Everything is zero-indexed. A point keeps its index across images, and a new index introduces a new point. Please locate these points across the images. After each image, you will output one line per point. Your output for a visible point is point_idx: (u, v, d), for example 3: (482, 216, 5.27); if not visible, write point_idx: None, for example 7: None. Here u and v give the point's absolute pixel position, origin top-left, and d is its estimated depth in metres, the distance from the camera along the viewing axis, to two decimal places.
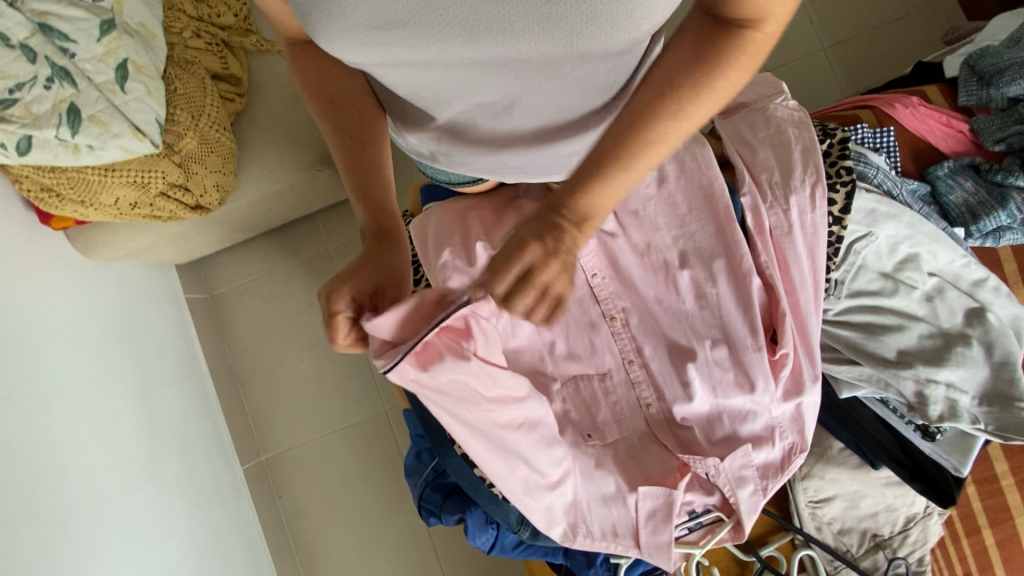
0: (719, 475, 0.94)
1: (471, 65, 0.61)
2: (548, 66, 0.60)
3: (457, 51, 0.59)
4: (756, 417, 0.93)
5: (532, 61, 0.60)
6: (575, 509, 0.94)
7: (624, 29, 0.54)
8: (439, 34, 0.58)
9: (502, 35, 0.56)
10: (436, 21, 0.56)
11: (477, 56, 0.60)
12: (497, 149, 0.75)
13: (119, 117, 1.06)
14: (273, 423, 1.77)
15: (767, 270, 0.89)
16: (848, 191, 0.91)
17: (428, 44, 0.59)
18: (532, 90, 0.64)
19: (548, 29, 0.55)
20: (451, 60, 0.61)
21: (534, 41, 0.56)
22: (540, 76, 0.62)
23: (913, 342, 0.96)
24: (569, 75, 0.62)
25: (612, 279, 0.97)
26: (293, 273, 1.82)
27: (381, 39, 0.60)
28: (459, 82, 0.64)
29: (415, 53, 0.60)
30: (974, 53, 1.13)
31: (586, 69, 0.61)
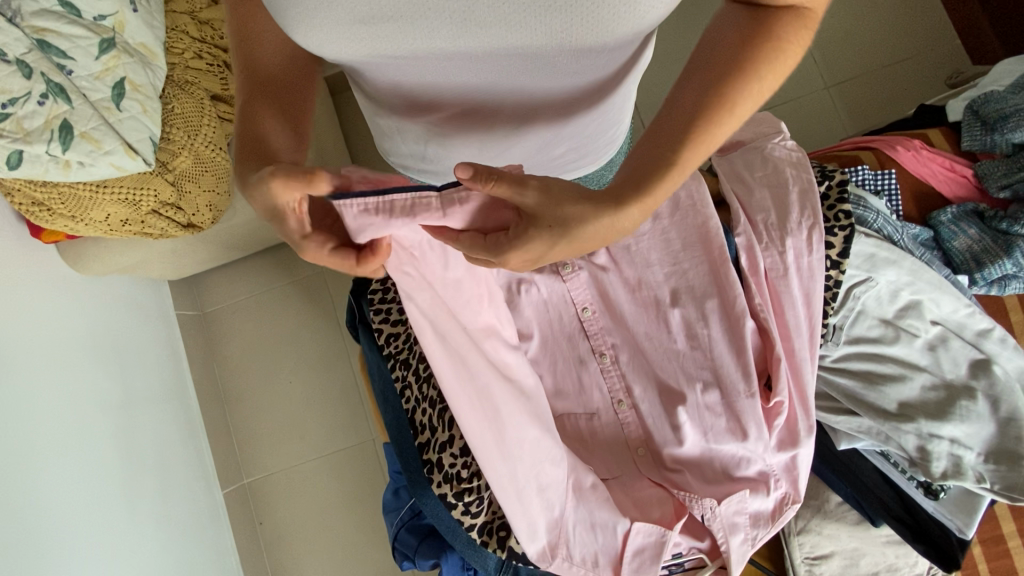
0: (714, 519, 0.88)
1: (465, 58, 0.61)
2: (541, 60, 0.61)
3: (449, 46, 0.59)
4: (749, 464, 0.89)
5: (528, 55, 0.60)
6: (558, 528, 0.87)
7: (623, 21, 0.55)
8: (431, 29, 0.56)
9: (497, 30, 0.56)
10: (426, 16, 0.55)
11: (469, 50, 0.59)
12: (484, 145, 0.75)
13: (112, 135, 1.05)
14: (258, 445, 1.73)
15: (761, 313, 0.86)
16: (846, 235, 0.88)
17: (418, 36, 0.57)
18: (527, 82, 0.65)
19: (545, 23, 0.55)
20: (445, 52, 0.60)
21: (531, 35, 0.57)
22: (535, 69, 0.62)
23: (915, 395, 0.92)
24: (562, 69, 0.63)
25: (603, 314, 0.95)
26: (287, 291, 1.81)
27: (365, 33, 0.58)
28: (450, 72, 0.63)
29: (401, 45, 0.59)
30: (976, 98, 1.10)
31: (580, 62, 0.62)
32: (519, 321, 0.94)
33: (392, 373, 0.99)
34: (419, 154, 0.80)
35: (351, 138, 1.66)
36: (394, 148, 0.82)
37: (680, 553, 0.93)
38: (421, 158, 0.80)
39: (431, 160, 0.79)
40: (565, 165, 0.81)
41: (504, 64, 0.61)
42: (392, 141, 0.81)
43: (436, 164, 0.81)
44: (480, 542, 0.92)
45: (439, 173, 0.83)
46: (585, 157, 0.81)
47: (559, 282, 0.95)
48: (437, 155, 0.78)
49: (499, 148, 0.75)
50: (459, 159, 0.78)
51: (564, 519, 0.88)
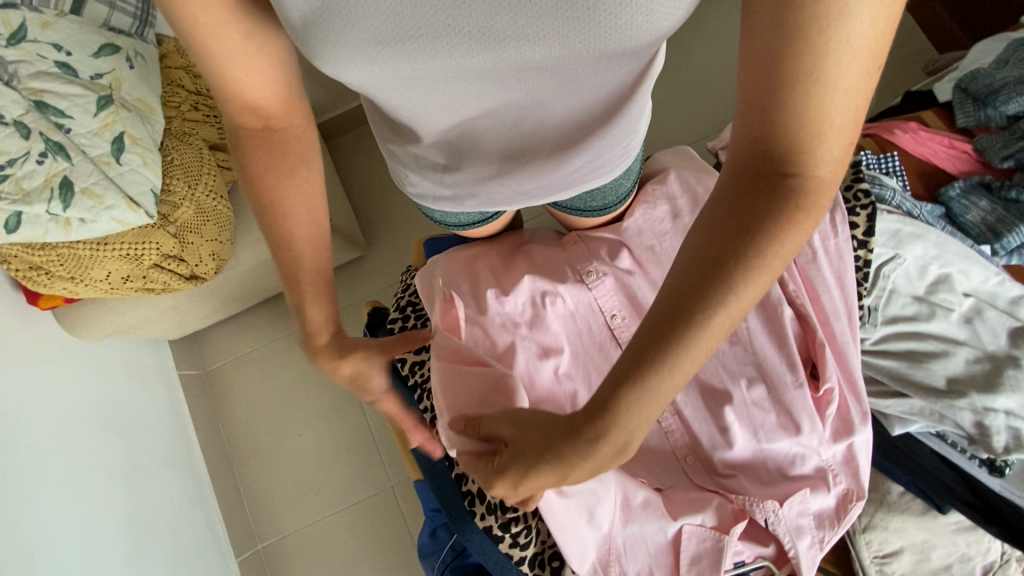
0: (778, 523, 0.83)
1: (486, 76, 0.59)
2: (561, 72, 0.59)
3: (466, 63, 0.56)
4: (805, 460, 0.85)
5: (547, 68, 0.58)
6: (608, 545, 0.82)
7: (642, 32, 0.52)
8: (448, 47, 0.54)
9: (516, 44, 0.54)
10: (443, 31, 0.53)
11: (489, 67, 0.57)
12: (504, 170, 0.76)
13: (113, 189, 1.03)
14: (273, 506, 1.64)
15: (798, 300, 0.85)
16: (869, 213, 0.87)
17: (440, 56, 0.55)
18: (554, 98, 0.64)
19: (564, 34, 0.53)
20: (462, 69, 0.57)
21: (553, 48, 0.55)
22: (558, 84, 0.61)
23: (961, 369, 0.89)
24: (573, 75, 0.60)
25: (634, 319, 0.92)
26: (291, 341, 1.76)
27: (387, 55, 0.56)
28: (467, 92, 0.62)
29: (422, 67, 0.57)
30: (964, 77, 1.13)
31: (590, 67, 0.59)
32: (548, 336, 0.91)
33: (420, 403, 0.95)
34: (435, 179, 0.79)
35: (348, 181, 1.66)
36: (411, 176, 0.81)
37: (743, 563, 0.86)
38: (437, 182, 0.80)
39: (451, 184, 0.79)
40: (584, 176, 0.80)
41: (523, 74, 0.59)
42: (409, 169, 0.81)
43: (454, 190, 0.80)
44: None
45: (456, 197, 0.82)
46: (602, 167, 0.79)
47: (586, 291, 0.93)
48: (455, 179, 0.78)
49: (518, 164, 0.75)
50: (481, 186, 0.78)
51: (613, 534, 0.82)
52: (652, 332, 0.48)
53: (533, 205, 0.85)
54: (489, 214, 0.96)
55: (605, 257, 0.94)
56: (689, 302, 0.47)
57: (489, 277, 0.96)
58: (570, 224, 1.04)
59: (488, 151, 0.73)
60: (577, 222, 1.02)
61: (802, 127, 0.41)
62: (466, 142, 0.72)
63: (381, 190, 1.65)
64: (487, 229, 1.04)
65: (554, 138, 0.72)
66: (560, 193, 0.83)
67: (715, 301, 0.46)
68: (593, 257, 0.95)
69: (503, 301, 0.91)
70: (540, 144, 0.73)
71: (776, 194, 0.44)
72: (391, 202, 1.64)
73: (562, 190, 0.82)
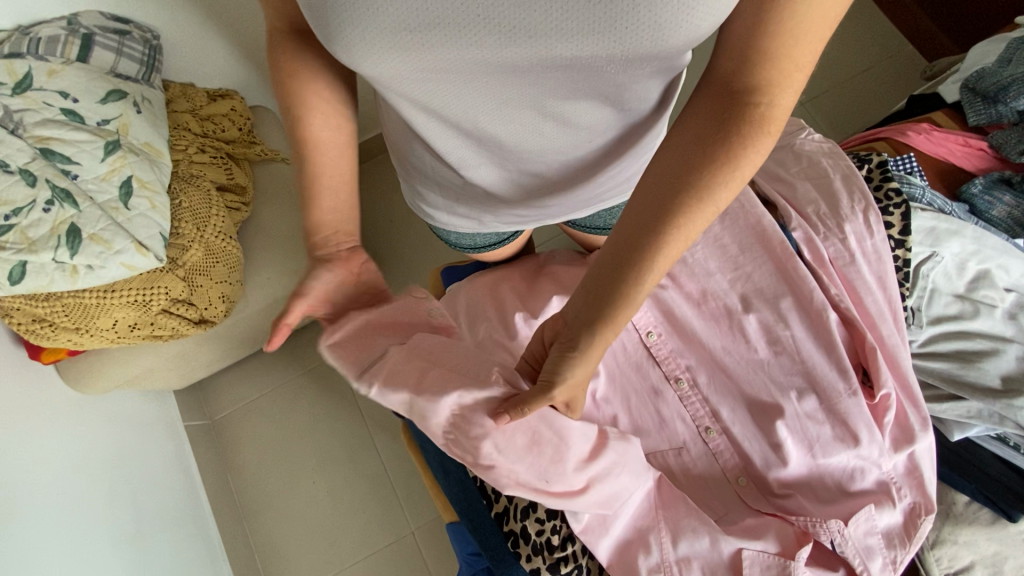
0: (847, 544, 0.76)
1: (513, 75, 0.52)
2: (588, 74, 0.51)
3: (493, 59, 0.50)
4: (865, 474, 0.81)
5: (573, 67, 0.50)
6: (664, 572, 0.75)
7: (679, 35, 0.44)
8: (472, 39, 0.48)
9: (547, 39, 0.47)
10: (471, 23, 0.47)
11: (515, 65, 0.50)
12: (519, 185, 0.71)
13: (122, 233, 1.00)
14: (287, 562, 1.55)
15: (841, 304, 0.81)
16: (903, 212, 0.85)
17: (463, 47, 0.49)
18: (576, 109, 0.57)
19: (595, 28, 0.45)
20: (490, 65, 0.51)
21: (583, 45, 0.47)
22: (581, 94, 0.54)
23: (1014, 367, 0.86)
24: (609, 86, 0.53)
25: (670, 335, 0.88)
26: (299, 385, 1.71)
27: (410, 43, 0.50)
28: (490, 99, 0.56)
29: (444, 59, 0.51)
30: (970, 76, 1.14)
31: (629, 75, 0.51)
32: None
33: None
34: (452, 193, 0.76)
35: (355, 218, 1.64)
36: (428, 190, 0.78)
37: None
38: (452, 197, 0.77)
39: (466, 201, 0.76)
40: (604, 194, 0.75)
41: (554, 78, 0.52)
42: (426, 185, 0.77)
43: (469, 206, 0.77)
44: None
45: (473, 215, 0.79)
46: (626, 185, 0.74)
47: None
48: (470, 191, 0.74)
49: (533, 180, 0.70)
50: (494, 200, 0.75)
51: (668, 562, 0.75)
52: (588, 286, 0.53)
53: (548, 223, 0.80)
54: (505, 237, 0.92)
55: None
56: (658, 212, 0.50)
57: (516, 301, 0.93)
58: (587, 240, 1.02)
59: (505, 168, 0.68)
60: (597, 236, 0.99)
61: (758, 61, 0.44)
62: (485, 158, 0.67)
63: (389, 225, 1.64)
64: (507, 251, 1.00)
65: (577, 159, 0.66)
66: (579, 211, 0.78)
67: (639, 262, 0.50)
68: None
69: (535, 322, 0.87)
70: (557, 163, 0.66)
71: (737, 118, 0.46)
72: (400, 236, 1.62)
73: (578, 208, 0.77)
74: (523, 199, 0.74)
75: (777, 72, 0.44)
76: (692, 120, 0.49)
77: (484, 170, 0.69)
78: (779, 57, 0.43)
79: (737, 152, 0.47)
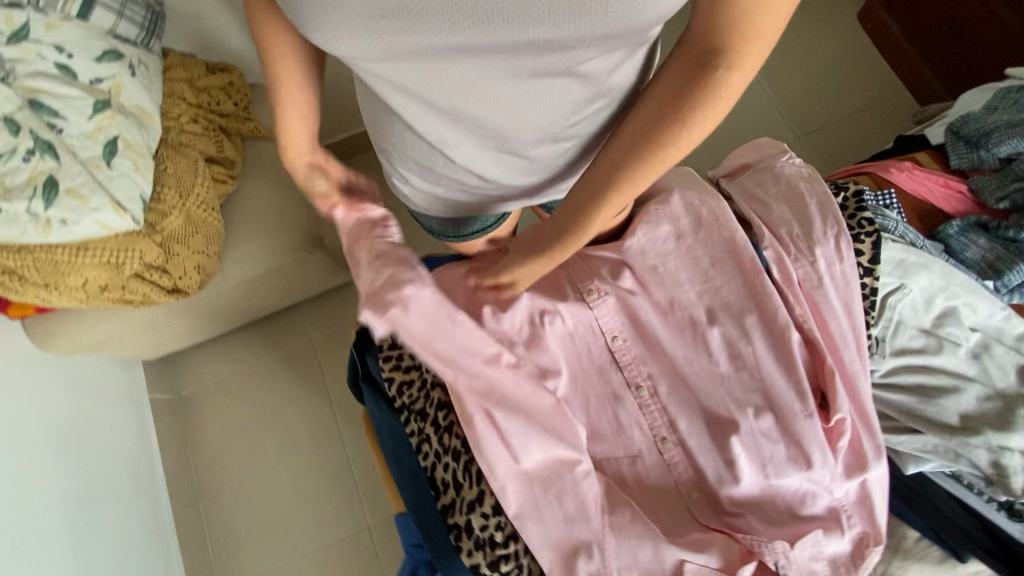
0: (791, 565, 0.77)
1: (488, 56, 0.53)
2: (556, 51, 0.52)
3: (466, 41, 0.51)
4: (817, 498, 0.80)
5: (541, 46, 0.51)
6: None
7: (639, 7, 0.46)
8: (444, 23, 0.49)
9: (515, 21, 0.48)
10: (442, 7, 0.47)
11: (488, 46, 0.51)
12: (500, 166, 0.72)
13: (100, 191, 1.00)
14: (240, 546, 1.53)
15: (805, 325, 0.82)
16: (874, 240, 0.86)
17: (438, 32, 0.50)
18: (547, 89, 0.58)
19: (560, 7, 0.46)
20: (463, 47, 0.52)
21: (550, 24, 0.48)
22: (551, 73, 0.55)
23: (974, 406, 0.86)
24: (575, 63, 0.54)
25: (635, 342, 0.88)
26: (271, 367, 1.69)
27: (386, 28, 0.50)
28: (467, 82, 0.57)
29: (419, 43, 0.51)
30: (955, 121, 1.16)
31: (595, 50, 0.53)
32: (545, 355, 0.87)
33: (406, 427, 0.88)
34: (434, 173, 0.77)
35: None
36: (409, 169, 0.79)
37: None
38: (435, 176, 0.77)
39: (449, 181, 0.77)
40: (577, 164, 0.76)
41: (526, 58, 0.53)
42: (406, 164, 0.78)
43: (450, 184, 0.79)
44: None
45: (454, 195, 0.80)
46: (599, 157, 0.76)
47: (587, 310, 0.89)
48: (453, 172, 0.75)
49: (512, 160, 0.71)
50: (474, 179, 0.76)
51: (609, 568, 0.75)
52: (579, 208, 0.64)
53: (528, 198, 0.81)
54: (491, 222, 0.91)
55: (606, 275, 0.89)
56: (635, 148, 0.58)
57: None
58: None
59: (486, 150, 0.69)
60: None
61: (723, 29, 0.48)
62: (467, 141, 0.67)
63: None
64: (487, 241, 0.98)
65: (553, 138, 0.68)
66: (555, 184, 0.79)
67: (626, 192, 0.62)
68: (593, 274, 0.90)
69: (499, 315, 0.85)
70: (534, 144, 0.68)
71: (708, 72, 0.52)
72: None
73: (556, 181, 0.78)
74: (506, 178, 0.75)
75: (738, 36, 0.48)
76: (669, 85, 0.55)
77: (470, 153, 0.69)
78: (740, 22, 0.47)
79: (704, 103, 0.54)
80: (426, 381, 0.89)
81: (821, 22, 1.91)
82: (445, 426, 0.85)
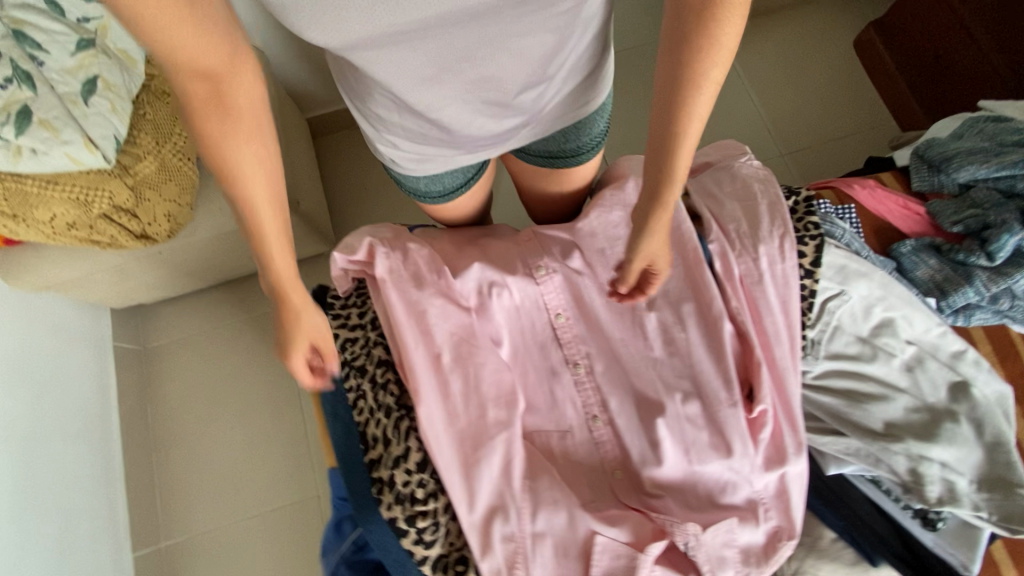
0: (700, 549, 0.79)
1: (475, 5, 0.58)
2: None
3: None
4: (736, 489, 0.81)
5: None
6: (515, 541, 0.76)
7: None
8: None
9: None
10: None
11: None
12: (493, 118, 0.74)
13: (73, 125, 1.03)
14: (189, 500, 1.55)
15: (738, 317, 0.84)
16: (817, 244, 0.88)
17: None
18: (523, 37, 0.63)
19: None
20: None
21: None
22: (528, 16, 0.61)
23: (900, 415, 0.88)
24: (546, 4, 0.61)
25: (577, 320, 0.90)
26: (239, 328, 1.70)
27: None
28: (458, 26, 0.59)
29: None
30: (921, 145, 1.18)
31: None
32: (489, 325, 0.89)
33: (344, 382, 0.88)
34: (419, 134, 0.77)
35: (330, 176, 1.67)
36: (391, 134, 0.77)
37: None
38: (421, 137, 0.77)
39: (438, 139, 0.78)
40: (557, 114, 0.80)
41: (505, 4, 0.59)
42: (386, 130, 0.77)
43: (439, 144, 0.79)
44: None
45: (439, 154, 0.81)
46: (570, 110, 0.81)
47: (533, 285, 0.90)
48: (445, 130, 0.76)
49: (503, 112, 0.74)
50: (467, 136, 0.77)
51: (522, 533, 0.77)
52: (646, 191, 0.69)
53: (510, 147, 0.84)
54: (472, 174, 0.93)
55: (556, 254, 0.92)
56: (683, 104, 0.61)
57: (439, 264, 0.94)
58: (532, 186, 1.05)
59: (478, 101, 0.71)
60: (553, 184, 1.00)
61: None
62: (466, 91, 0.69)
63: None
64: (467, 202, 1.01)
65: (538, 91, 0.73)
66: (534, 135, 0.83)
67: (673, 157, 0.65)
68: (544, 251, 0.92)
69: (450, 281, 0.88)
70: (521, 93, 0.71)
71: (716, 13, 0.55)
72: None
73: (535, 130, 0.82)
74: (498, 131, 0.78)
75: None
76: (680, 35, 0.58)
77: (463, 110, 0.71)
78: None
79: (717, 35, 0.56)
80: (369, 340, 0.91)
81: (822, 45, 1.95)
82: (382, 383, 0.86)
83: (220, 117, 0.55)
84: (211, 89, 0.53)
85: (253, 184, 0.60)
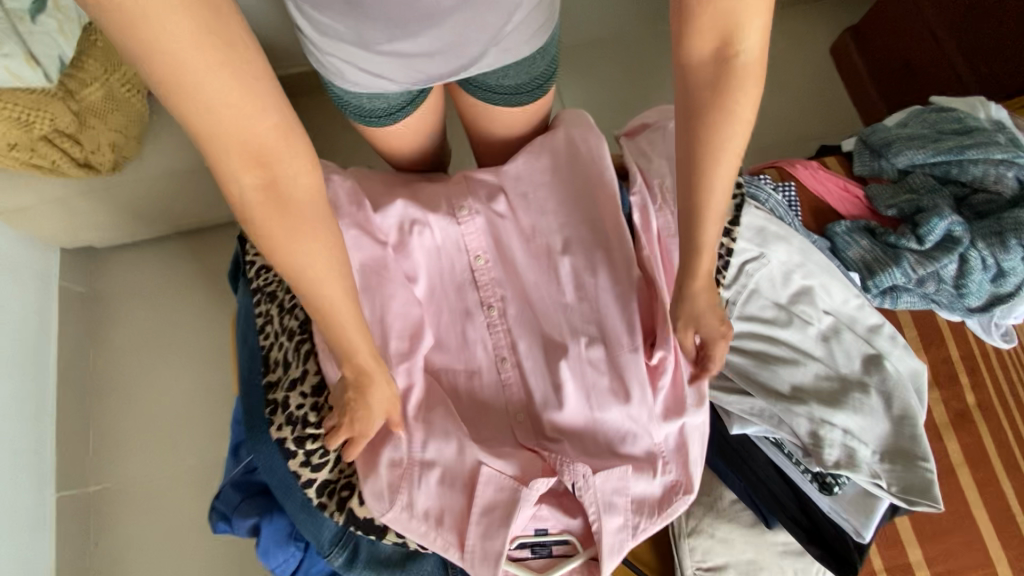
0: (589, 491, 0.78)
1: None
2: None
3: None
4: (635, 440, 0.81)
5: None
6: (402, 469, 0.75)
7: None
8: None
9: None
10: None
11: None
12: (456, 45, 0.70)
13: (15, 40, 1.02)
14: (123, 448, 1.54)
15: (649, 265, 0.84)
16: (739, 202, 0.88)
17: None
18: None
19: None
20: None
21: None
22: None
23: (809, 380, 0.88)
24: None
25: (496, 264, 0.90)
26: (191, 279, 1.68)
27: None
28: None
29: None
30: (865, 131, 1.19)
31: None
32: (405, 263, 0.87)
33: (256, 307, 0.88)
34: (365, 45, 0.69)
35: None
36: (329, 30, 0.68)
37: (546, 531, 0.83)
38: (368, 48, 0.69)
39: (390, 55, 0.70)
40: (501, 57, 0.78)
41: None
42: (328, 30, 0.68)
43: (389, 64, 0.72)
44: (318, 504, 0.76)
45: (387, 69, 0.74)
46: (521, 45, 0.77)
47: (455, 225, 0.89)
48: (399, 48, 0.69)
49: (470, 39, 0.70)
50: (422, 61, 0.72)
51: (411, 460, 0.76)
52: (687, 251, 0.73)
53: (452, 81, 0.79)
54: (416, 96, 0.88)
55: (481, 196, 0.91)
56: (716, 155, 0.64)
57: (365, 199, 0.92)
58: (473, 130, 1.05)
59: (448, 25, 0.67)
60: (502, 118, 0.98)
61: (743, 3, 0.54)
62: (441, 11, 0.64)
63: (326, 147, 1.67)
64: (403, 141, 1.01)
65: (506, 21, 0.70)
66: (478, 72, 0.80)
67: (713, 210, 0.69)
68: (469, 193, 0.91)
69: (369, 215, 0.87)
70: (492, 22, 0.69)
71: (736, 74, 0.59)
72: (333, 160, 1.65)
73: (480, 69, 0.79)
74: (456, 60, 0.74)
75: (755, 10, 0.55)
76: (694, 102, 0.62)
77: (436, 32, 0.67)
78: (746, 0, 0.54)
79: (737, 102, 0.61)
80: None
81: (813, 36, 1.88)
82: (289, 308, 0.85)
83: (279, 213, 0.55)
84: (232, 142, 0.49)
85: (323, 282, 0.60)
